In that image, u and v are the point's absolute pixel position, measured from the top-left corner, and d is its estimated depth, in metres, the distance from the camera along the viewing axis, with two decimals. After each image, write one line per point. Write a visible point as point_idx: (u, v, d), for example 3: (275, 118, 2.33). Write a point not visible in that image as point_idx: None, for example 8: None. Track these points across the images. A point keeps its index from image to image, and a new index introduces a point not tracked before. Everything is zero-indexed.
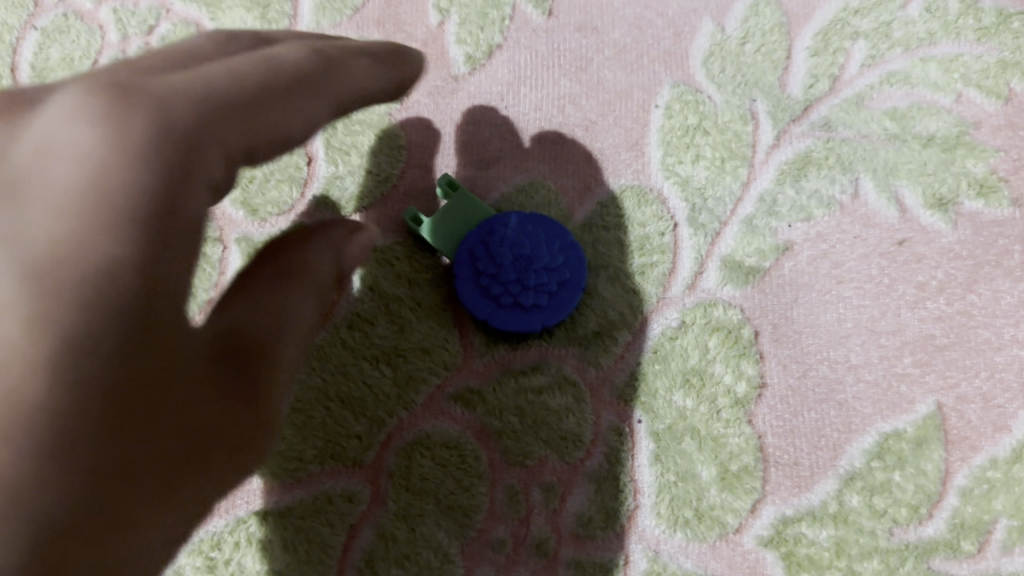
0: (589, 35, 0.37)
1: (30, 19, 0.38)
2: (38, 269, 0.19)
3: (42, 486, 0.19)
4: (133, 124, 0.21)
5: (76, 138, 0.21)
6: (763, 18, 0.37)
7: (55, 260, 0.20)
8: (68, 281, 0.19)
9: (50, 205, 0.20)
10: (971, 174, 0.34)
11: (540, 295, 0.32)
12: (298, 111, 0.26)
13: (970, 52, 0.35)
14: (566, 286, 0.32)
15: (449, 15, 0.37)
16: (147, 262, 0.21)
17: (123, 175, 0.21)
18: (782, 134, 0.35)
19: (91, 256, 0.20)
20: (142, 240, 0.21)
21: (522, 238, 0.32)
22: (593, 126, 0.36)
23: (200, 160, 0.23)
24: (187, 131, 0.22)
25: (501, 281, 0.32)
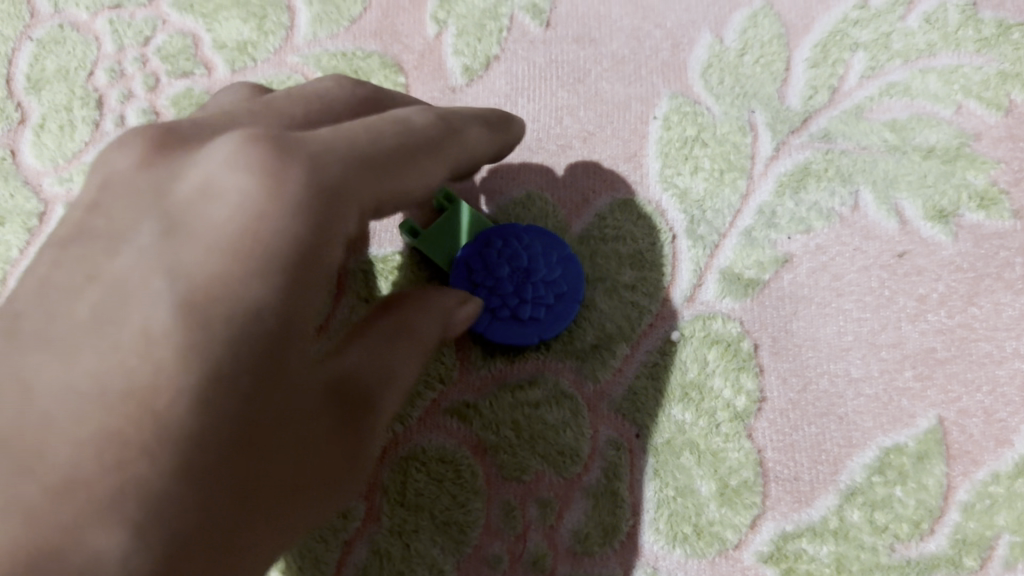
0: (586, 47, 0.37)
1: (26, 30, 0.38)
2: (193, 302, 0.21)
3: (170, 501, 0.20)
4: (287, 176, 0.23)
5: (234, 183, 0.22)
6: (761, 29, 0.37)
7: (206, 296, 0.21)
8: (219, 317, 0.21)
9: (205, 241, 0.22)
10: (972, 186, 0.33)
11: (536, 308, 0.32)
12: (421, 174, 0.27)
13: (970, 63, 0.35)
14: (564, 300, 0.32)
15: (446, 26, 0.37)
16: (286, 306, 0.22)
17: (272, 224, 0.22)
18: (781, 146, 0.35)
19: (237, 293, 0.21)
20: (287, 286, 0.22)
21: (521, 250, 0.32)
22: (591, 137, 0.36)
23: (339, 216, 0.24)
24: (331, 186, 0.23)
25: (496, 293, 0.32)
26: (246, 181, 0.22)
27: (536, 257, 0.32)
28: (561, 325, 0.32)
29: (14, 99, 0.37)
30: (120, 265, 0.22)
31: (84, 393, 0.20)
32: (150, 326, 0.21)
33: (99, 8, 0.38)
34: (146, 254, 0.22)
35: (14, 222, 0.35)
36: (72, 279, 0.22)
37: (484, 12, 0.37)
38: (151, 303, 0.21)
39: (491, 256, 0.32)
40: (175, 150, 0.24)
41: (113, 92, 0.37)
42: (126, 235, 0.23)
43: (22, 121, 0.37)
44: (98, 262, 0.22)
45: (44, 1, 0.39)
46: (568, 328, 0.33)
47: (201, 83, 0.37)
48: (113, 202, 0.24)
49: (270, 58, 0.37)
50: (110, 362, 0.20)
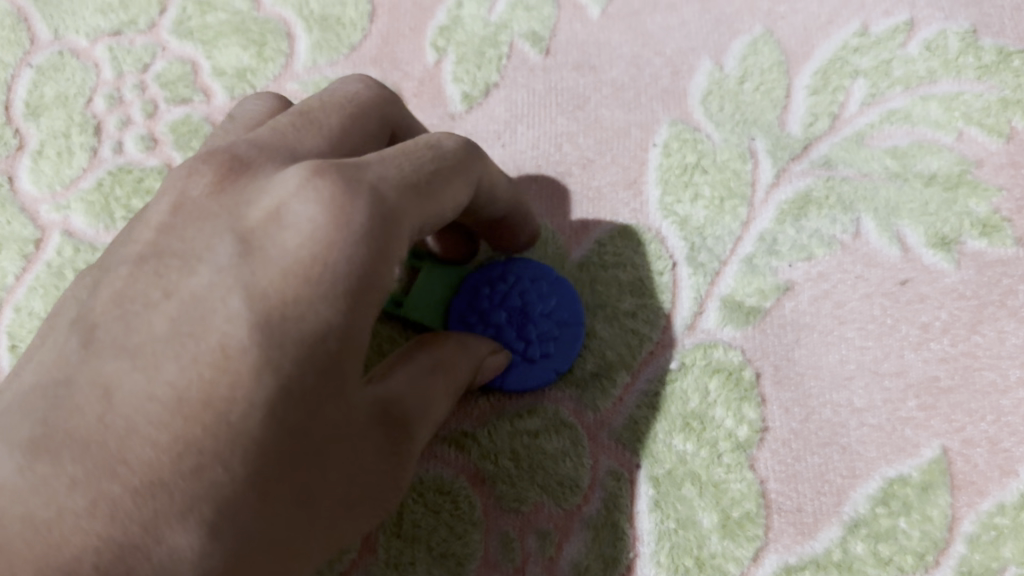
0: (586, 74, 0.37)
1: (26, 57, 0.38)
2: (268, 323, 0.22)
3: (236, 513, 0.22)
4: (355, 205, 0.23)
5: (307, 210, 0.23)
6: (761, 56, 0.37)
7: (278, 319, 0.22)
8: (290, 338, 0.22)
9: (281, 266, 0.22)
10: (975, 213, 0.33)
11: (543, 343, 0.32)
12: (455, 200, 0.27)
13: (971, 90, 0.35)
14: (567, 329, 0.32)
15: (446, 53, 0.37)
16: (351, 330, 0.23)
17: (340, 252, 0.23)
18: (781, 173, 0.35)
19: (306, 317, 0.22)
20: (354, 308, 0.23)
21: (513, 286, 0.32)
22: (591, 164, 0.36)
23: (399, 242, 0.24)
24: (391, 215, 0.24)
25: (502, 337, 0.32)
26: (317, 209, 0.23)
27: (531, 291, 0.32)
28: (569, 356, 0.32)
29: (12, 126, 0.37)
30: (197, 283, 0.22)
31: (161, 408, 0.21)
32: (226, 343, 0.22)
33: (99, 34, 0.39)
34: (219, 273, 0.22)
35: (10, 248, 0.35)
36: (149, 294, 0.23)
37: (484, 40, 0.37)
38: (227, 320, 0.22)
39: (488, 300, 0.32)
40: (245, 171, 0.25)
41: (111, 118, 0.37)
42: (200, 253, 0.23)
43: (21, 147, 0.37)
44: (173, 279, 0.23)
45: (44, 29, 0.39)
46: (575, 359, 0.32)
47: (200, 109, 0.37)
48: (185, 220, 0.24)
49: (270, 85, 0.37)
50: (188, 377, 0.21)
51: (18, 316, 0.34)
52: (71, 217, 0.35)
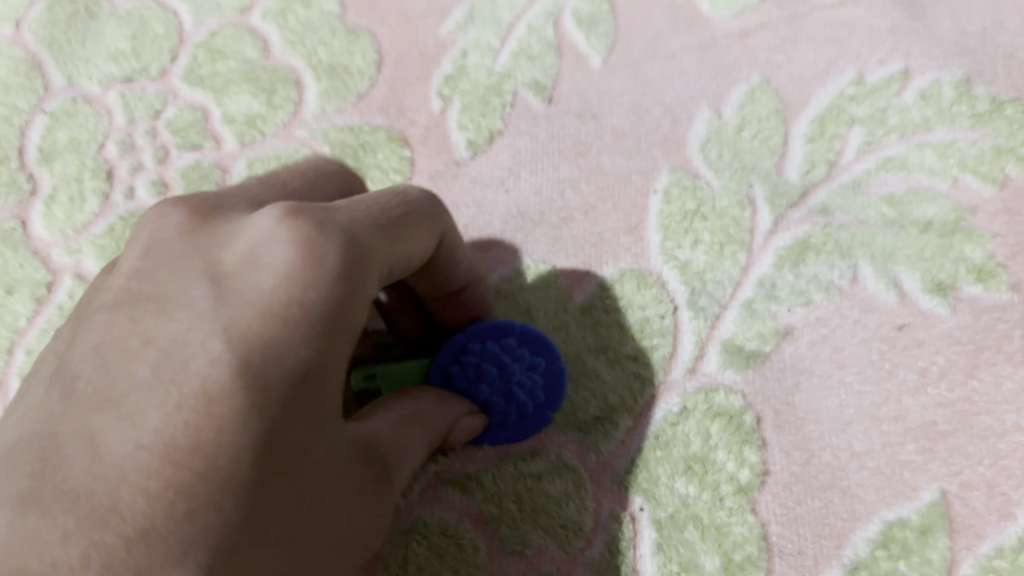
0: (587, 121, 0.38)
1: (39, 103, 0.39)
2: (248, 361, 0.22)
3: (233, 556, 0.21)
4: (327, 245, 0.24)
5: (280, 253, 0.24)
6: (759, 105, 0.38)
7: (259, 358, 0.22)
8: (271, 377, 0.22)
9: (257, 306, 0.23)
10: (970, 259, 0.34)
11: (534, 401, 0.32)
12: (422, 242, 0.28)
13: (965, 138, 0.36)
14: (549, 372, 0.32)
15: (451, 101, 0.38)
16: (328, 367, 0.23)
17: (316, 291, 0.23)
18: (779, 220, 0.35)
19: (283, 356, 0.23)
20: (329, 346, 0.23)
21: (478, 350, 0.31)
22: (593, 210, 0.36)
23: (369, 282, 0.25)
24: (361, 255, 0.25)
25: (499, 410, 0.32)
26: (291, 251, 0.24)
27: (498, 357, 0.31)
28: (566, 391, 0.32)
29: (26, 170, 0.38)
30: (175, 328, 0.23)
31: (148, 452, 0.21)
32: (207, 386, 0.22)
33: (111, 82, 0.40)
34: (197, 318, 0.23)
35: (23, 291, 0.36)
36: (129, 344, 0.23)
37: (488, 88, 0.39)
38: (208, 364, 0.22)
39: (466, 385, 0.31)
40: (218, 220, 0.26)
41: (122, 164, 0.38)
42: (177, 300, 0.23)
43: (32, 191, 0.37)
44: (150, 326, 0.23)
45: (57, 75, 0.40)
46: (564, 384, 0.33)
47: (210, 155, 0.38)
48: (161, 270, 0.24)
49: (279, 132, 0.38)
50: (172, 423, 0.21)
51: (29, 358, 0.35)
52: (82, 261, 0.36)
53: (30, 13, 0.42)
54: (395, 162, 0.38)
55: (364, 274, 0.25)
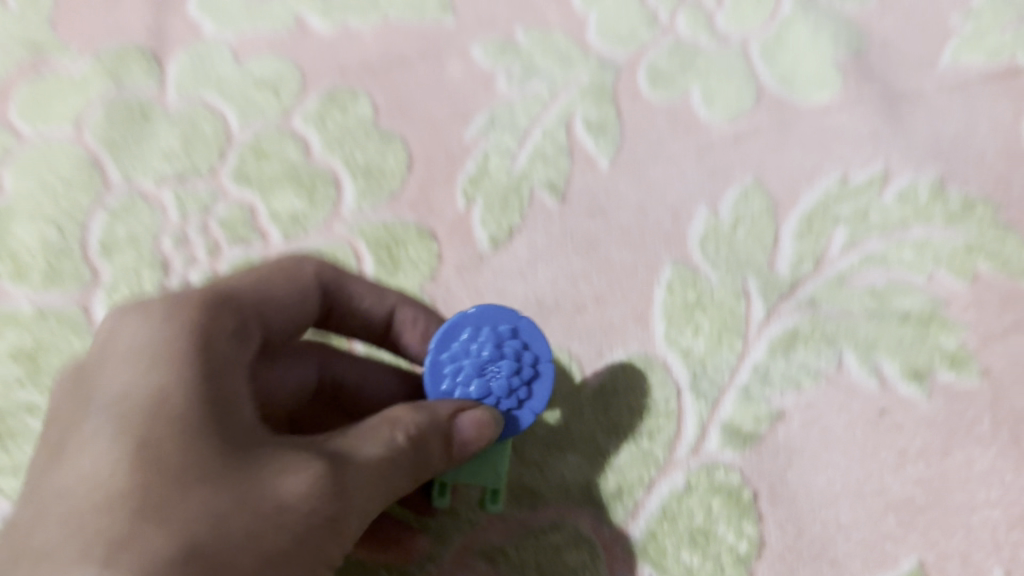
0: (597, 217, 0.43)
1: (100, 199, 0.43)
2: (113, 407, 0.27)
3: (140, 537, 0.24)
4: (151, 309, 0.30)
5: (127, 328, 0.30)
6: (751, 204, 0.42)
7: (120, 401, 0.27)
8: (136, 408, 0.27)
9: (114, 370, 0.28)
10: (944, 348, 0.38)
11: (521, 360, 0.34)
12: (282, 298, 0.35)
13: (939, 235, 0.40)
14: (507, 331, 0.34)
15: (474, 199, 0.43)
16: (187, 384, 0.28)
17: (152, 337, 0.29)
18: (771, 311, 0.39)
19: (139, 391, 0.27)
20: (195, 382, 0.28)
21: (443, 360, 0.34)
22: (603, 300, 0.40)
23: (206, 323, 0.30)
24: (181, 306, 0.30)
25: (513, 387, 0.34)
26: (133, 323, 0.30)
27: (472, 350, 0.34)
28: (536, 329, 0.35)
29: (87, 262, 0.42)
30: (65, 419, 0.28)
31: (52, 503, 0.25)
32: (86, 439, 0.27)
33: (165, 179, 0.44)
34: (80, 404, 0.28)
35: None
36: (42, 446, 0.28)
37: (508, 187, 0.43)
38: (87, 427, 0.27)
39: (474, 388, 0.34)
40: None
41: (177, 258, 0.42)
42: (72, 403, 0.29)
43: (94, 280, 0.41)
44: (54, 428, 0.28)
45: (116, 172, 0.44)
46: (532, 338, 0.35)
47: (258, 250, 0.42)
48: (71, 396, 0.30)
49: (321, 228, 0.43)
50: (70, 473, 0.26)
51: None
52: None
53: (90, 116, 0.46)
54: (424, 256, 0.42)
55: (183, 316, 0.30)
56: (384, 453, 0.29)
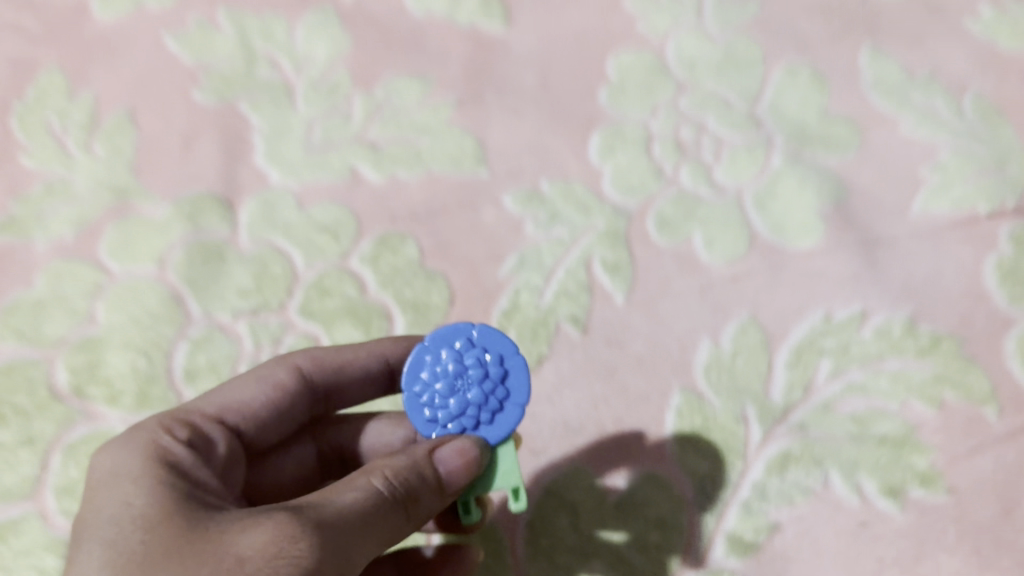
0: (615, 348, 0.50)
1: (183, 330, 0.50)
2: (92, 519, 0.33)
3: None
4: (111, 443, 0.36)
5: (100, 459, 0.36)
6: (748, 336, 0.50)
7: (95, 513, 0.33)
8: (111, 514, 0.33)
9: (94, 492, 0.34)
10: (916, 467, 0.45)
11: (480, 364, 0.39)
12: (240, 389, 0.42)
13: (911, 367, 0.48)
14: (464, 344, 0.40)
15: (508, 331, 0.51)
16: (150, 484, 0.34)
17: (116, 461, 0.35)
18: (767, 434, 0.46)
19: (111, 502, 0.33)
20: (155, 483, 0.34)
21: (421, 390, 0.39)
22: (621, 423, 0.48)
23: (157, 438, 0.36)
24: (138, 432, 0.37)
25: (483, 388, 0.39)
26: (104, 454, 0.36)
27: (440, 374, 0.39)
28: (489, 333, 0.40)
29: (175, 390, 0.49)
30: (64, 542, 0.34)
31: None
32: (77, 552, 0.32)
33: (239, 313, 0.51)
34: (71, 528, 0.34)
35: None
36: None
37: (536, 320, 0.51)
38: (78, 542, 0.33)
39: (451, 403, 0.39)
40: None
41: None
42: None
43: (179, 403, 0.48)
44: None
45: (197, 306, 0.51)
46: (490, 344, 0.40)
47: None
48: None
49: None
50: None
51: None
52: None
53: (172, 256, 0.53)
54: None
55: (140, 439, 0.36)
56: (356, 497, 0.33)
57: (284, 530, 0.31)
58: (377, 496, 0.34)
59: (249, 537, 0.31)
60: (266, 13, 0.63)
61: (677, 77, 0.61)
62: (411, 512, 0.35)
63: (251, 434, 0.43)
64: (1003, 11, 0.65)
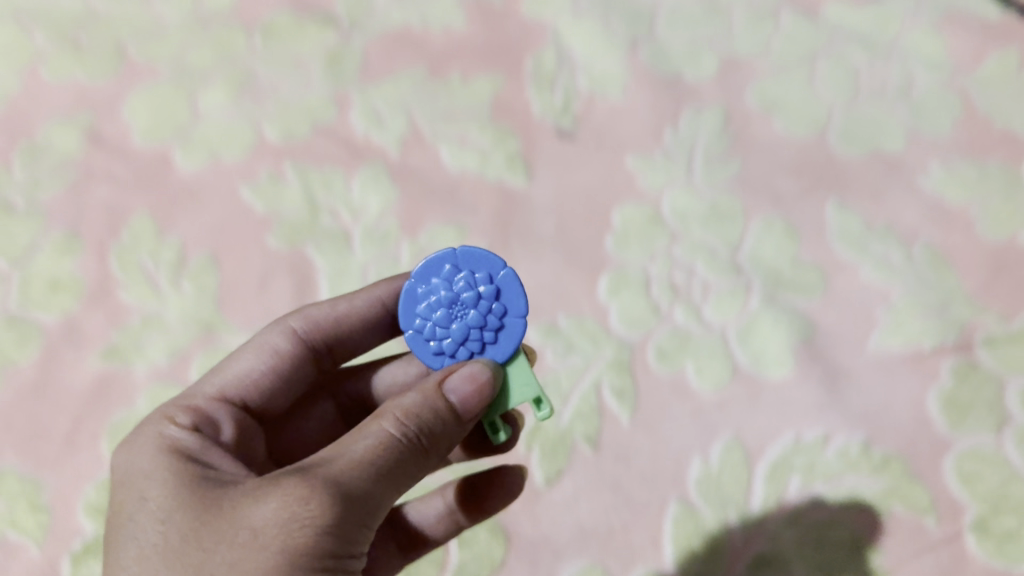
0: (622, 463, 0.62)
1: None
2: (135, 501, 0.45)
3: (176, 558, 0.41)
4: (136, 447, 0.49)
5: (133, 461, 0.48)
6: (732, 455, 0.61)
7: (133, 501, 0.45)
8: (148, 496, 0.45)
9: (135, 484, 0.46)
10: (869, 567, 0.57)
11: (473, 287, 0.51)
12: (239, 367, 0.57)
13: (865, 484, 0.60)
14: (450, 271, 0.52)
15: (533, 448, 0.62)
16: (170, 473, 0.46)
17: (145, 460, 0.47)
18: (749, 539, 0.59)
19: (144, 490, 0.45)
20: (172, 470, 0.46)
21: (422, 323, 0.52)
22: (628, 527, 0.60)
23: (168, 438, 0.48)
24: (154, 435, 0.49)
25: (481, 307, 0.51)
26: (135, 455, 0.48)
27: (441, 306, 0.51)
28: (467, 255, 0.52)
29: None
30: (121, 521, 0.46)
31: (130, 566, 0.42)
32: (127, 526, 0.44)
33: None
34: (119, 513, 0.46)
35: None
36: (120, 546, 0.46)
37: (557, 439, 0.63)
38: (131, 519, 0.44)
39: (457, 329, 0.51)
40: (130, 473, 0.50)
41: None
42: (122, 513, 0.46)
43: None
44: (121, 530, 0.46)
45: None
46: (472, 267, 0.52)
47: None
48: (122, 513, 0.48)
49: None
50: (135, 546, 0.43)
51: None
52: None
53: None
54: None
55: (158, 441, 0.48)
56: (366, 446, 0.43)
57: (294, 490, 0.41)
58: (384, 445, 0.43)
59: (266, 503, 0.41)
60: (326, 167, 0.77)
61: (671, 227, 0.73)
62: (421, 449, 0.45)
63: (259, 399, 0.57)
64: (950, 166, 0.77)
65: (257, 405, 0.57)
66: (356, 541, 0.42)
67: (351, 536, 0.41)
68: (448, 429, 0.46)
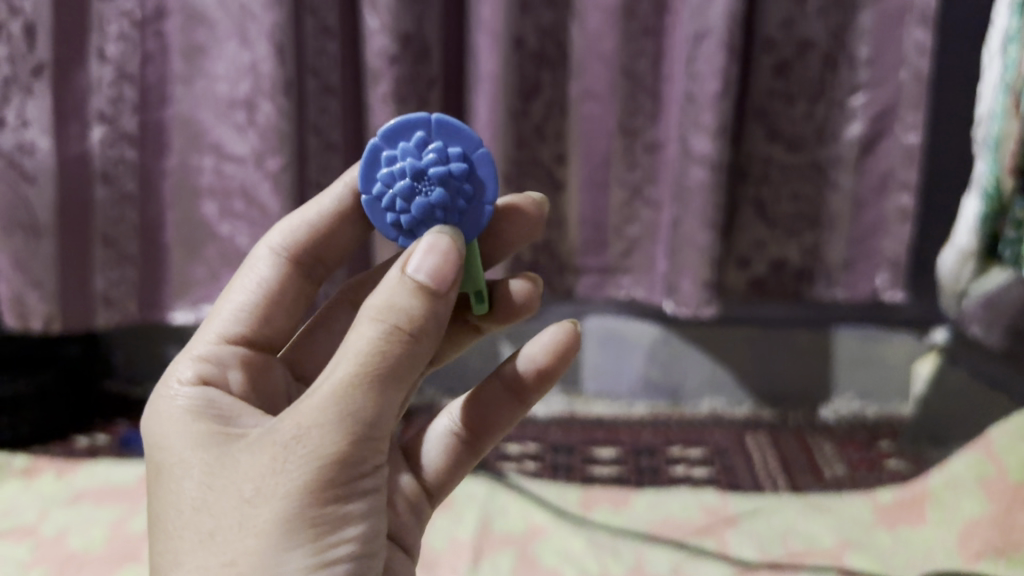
0: None
1: None
2: (171, 473, 0.84)
3: (206, 517, 0.79)
4: (167, 436, 0.88)
5: (168, 446, 0.87)
6: None
7: (168, 478, 0.84)
8: (180, 467, 0.83)
9: (172, 460, 0.85)
10: None
11: (446, 169, 0.93)
12: (234, 329, 1.07)
13: None
14: (426, 142, 0.94)
15: None
16: (191, 448, 0.84)
17: (174, 445, 0.86)
18: None
19: (176, 466, 0.84)
20: (190, 448, 0.84)
21: (394, 189, 0.93)
22: None
23: (182, 430, 0.87)
24: (175, 428, 0.88)
25: (454, 180, 0.93)
26: (170, 438, 0.87)
27: (416, 176, 0.93)
28: (441, 132, 0.94)
29: None
30: (165, 482, 0.84)
31: (177, 525, 0.81)
32: (172, 487, 0.83)
33: None
34: (162, 484, 0.85)
35: None
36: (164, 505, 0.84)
37: None
38: (174, 484, 0.83)
39: (428, 200, 0.93)
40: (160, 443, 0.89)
41: None
42: (161, 479, 0.85)
43: None
44: (162, 490, 0.84)
45: None
46: (443, 152, 0.94)
47: None
48: (157, 472, 0.87)
49: None
50: (181, 509, 0.81)
51: None
52: None
53: None
54: None
55: (179, 434, 0.87)
56: (348, 376, 0.78)
57: (294, 446, 0.77)
58: (362, 354, 0.78)
59: (272, 459, 0.78)
60: None
61: None
62: (399, 341, 0.79)
63: (260, 331, 1.09)
64: None
65: (253, 324, 1.09)
66: (349, 451, 0.78)
67: (343, 452, 0.77)
68: (424, 310, 0.81)
